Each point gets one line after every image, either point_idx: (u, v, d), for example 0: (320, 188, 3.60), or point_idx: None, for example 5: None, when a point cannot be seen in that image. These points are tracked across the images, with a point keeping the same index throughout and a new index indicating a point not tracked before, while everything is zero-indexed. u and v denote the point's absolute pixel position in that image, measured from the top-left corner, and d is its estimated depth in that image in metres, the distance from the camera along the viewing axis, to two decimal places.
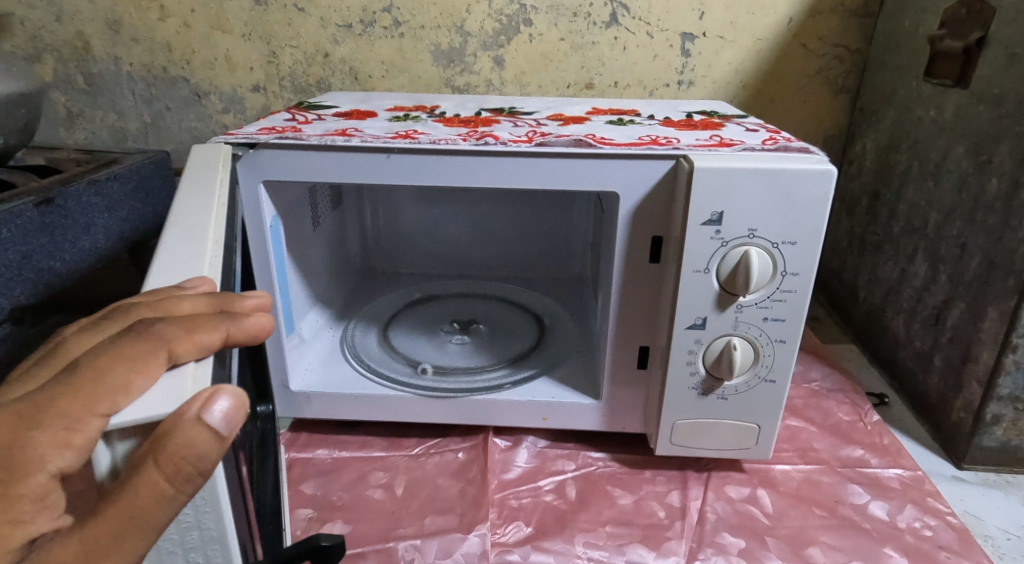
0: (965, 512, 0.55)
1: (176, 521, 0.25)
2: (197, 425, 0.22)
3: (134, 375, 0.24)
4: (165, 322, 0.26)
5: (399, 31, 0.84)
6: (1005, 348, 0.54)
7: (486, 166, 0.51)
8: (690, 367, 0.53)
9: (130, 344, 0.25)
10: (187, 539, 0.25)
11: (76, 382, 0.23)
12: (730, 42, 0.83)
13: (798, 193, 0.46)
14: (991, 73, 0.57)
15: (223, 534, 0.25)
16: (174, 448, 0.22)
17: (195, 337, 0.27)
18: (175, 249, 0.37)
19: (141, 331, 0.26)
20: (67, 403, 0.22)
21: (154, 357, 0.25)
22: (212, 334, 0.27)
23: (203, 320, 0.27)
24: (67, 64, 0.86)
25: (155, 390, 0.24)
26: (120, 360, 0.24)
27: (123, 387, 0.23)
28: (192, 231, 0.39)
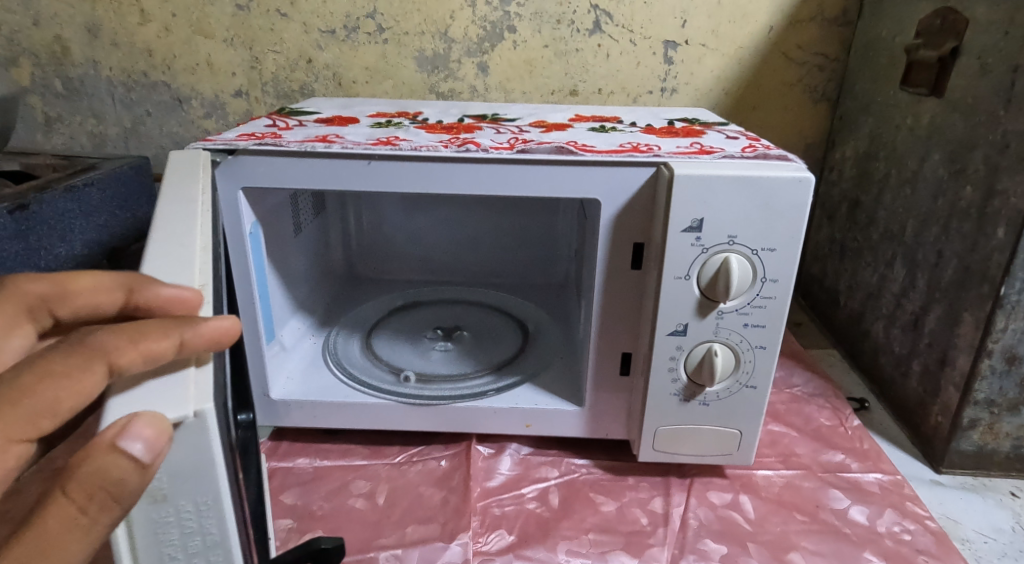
0: (943, 515, 0.56)
1: (176, 525, 0.25)
2: (110, 452, 0.22)
3: (61, 399, 0.23)
4: (100, 336, 0.25)
5: (383, 37, 0.84)
6: (981, 353, 0.55)
7: (468, 172, 0.51)
8: (671, 374, 0.53)
9: (59, 359, 0.24)
10: (187, 545, 0.26)
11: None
12: (712, 50, 0.83)
13: (776, 200, 0.47)
14: (964, 83, 0.58)
15: (225, 537, 0.26)
16: (83, 479, 0.22)
17: (141, 347, 0.26)
18: (166, 255, 0.37)
19: (75, 346, 0.25)
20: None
21: (88, 377, 0.24)
22: (162, 342, 0.26)
23: (151, 329, 0.26)
24: (45, 68, 0.85)
25: (163, 398, 0.25)
26: (47, 379, 0.23)
27: (50, 408, 0.23)
28: (180, 237, 0.39)
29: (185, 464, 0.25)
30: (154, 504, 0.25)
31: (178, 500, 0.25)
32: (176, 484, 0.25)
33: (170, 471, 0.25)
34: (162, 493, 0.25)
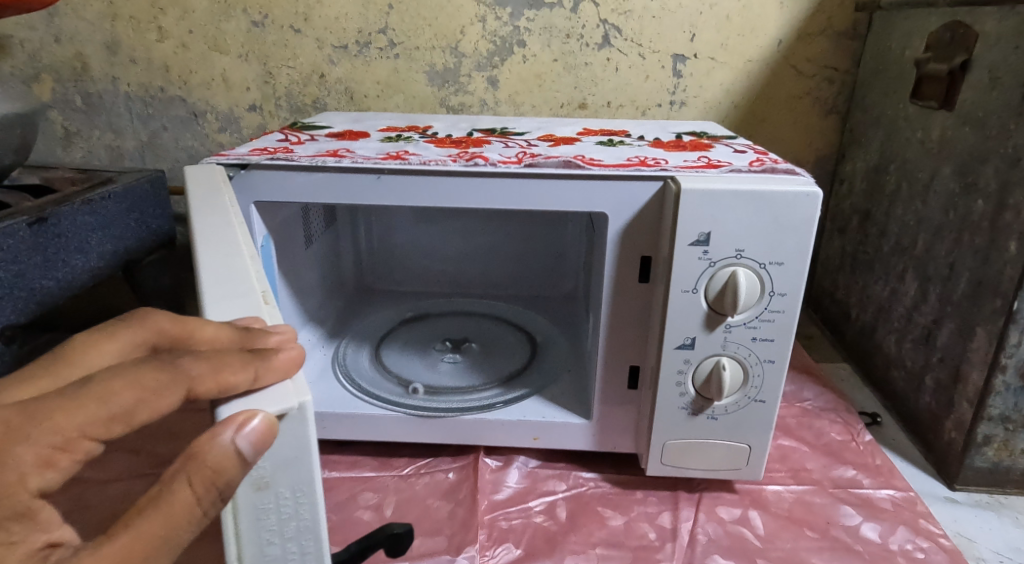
0: (957, 533, 0.55)
1: (274, 513, 0.25)
2: (223, 454, 0.22)
3: (136, 408, 0.23)
4: (197, 355, 0.25)
5: (394, 52, 0.85)
6: (994, 368, 0.54)
7: (475, 187, 0.51)
8: (679, 388, 0.53)
9: (147, 373, 0.24)
10: (285, 533, 0.25)
11: (85, 395, 0.23)
12: (721, 63, 0.84)
13: (783, 215, 0.47)
14: (975, 97, 0.58)
15: (318, 525, 0.26)
16: (204, 475, 0.23)
17: (220, 377, 0.25)
18: (216, 269, 0.34)
19: (168, 363, 0.25)
20: (66, 418, 0.23)
21: (163, 396, 0.24)
22: (239, 374, 0.25)
23: (235, 360, 0.26)
24: (65, 84, 0.87)
25: (268, 395, 0.25)
26: (132, 387, 0.24)
27: (124, 414, 0.23)
28: (225, 249, 0.36)
29: (286, 451, 0.24)
30: (258, 492, 0.24)
31: (280, 487, 0.24)
32: (279, 472, 0.24)
33: (270, 462, 0.24)
34: (266, 480, 0.24)
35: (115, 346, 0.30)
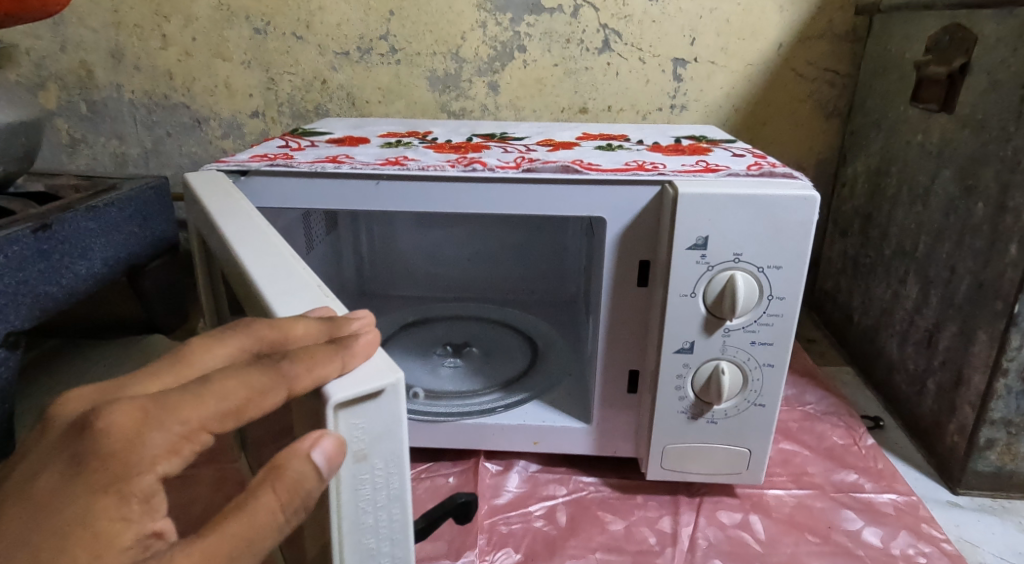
0: (960, 538, 0.55)
1: (369, 484, 0.26)
2: (303, 464, 0.23)
3: (246, 406, 0.23)
4: (292, 353, 0.25)
5: (396, 57, 0.86)
6: (996, 372, 0.54)
7: (472, 193, 0.52)
8: (678, 392, 0.53)
9: (254, 372, 0.24)
10: (378, 500, 0.26)
11: (202, 391, 0.23)
12: (721, 67, 0.84)
13: (782, 218, 0.47)
14: (974, 99, 0.58)
15: (405, 493, 0.27)
16: (289, 481, 0.23)
17: (315, 373, 0.24)
18: (262, 266, 0.33)
19: (268, 361, 0.24)
20: (187, 411, 0.22)
21: (269, 394, 0.24)
22: (329, 366, 0.25)
23: (321, 351, 0.25)
24: (71, 92, 0.88)
25: (360, 372, 0.25)
26: (242, 386, 0.23)
27: (237, 411, 0.23)
28: (268, 246, 0.36)
29: (381, 423, 0.25)
30: (357, 464, 0.25)
31: (376, 458, 0.25)
32: (375, 444, 0.25)
33: (367, 435, 0.25)
34: (364, 452, 0.25)
35: (228, 351, 0.27)
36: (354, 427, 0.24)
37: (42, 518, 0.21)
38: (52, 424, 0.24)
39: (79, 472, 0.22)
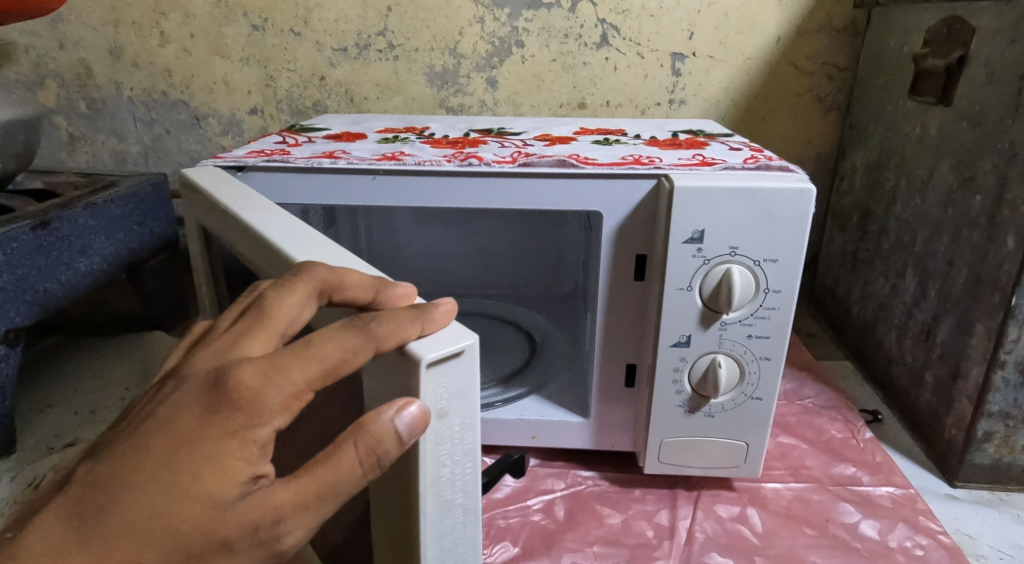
0: (958, 530, 0.55)
1: (449, 440, 0.27)
2: (386, 425, 0.25)
3: (341, 366, 0.25)
4: (378, 315, 0.26)
5: (394, 53, 0.86)
6: (993, 364, 0.54)
7: (468, 186, 0.52)
8: (676, 386, 0.53)
9: (346, 334, 0.25)
10: (455, 454, 0.28)
11: (304, 350, 0.25)
12: (720, 61, 0.84)
13: (780, 211, 0.47)
14: (972, 91, 0.57)
15: (476, 448, 0.29)
16: (371, 437, 0.25)
17: (399, 335, 0.26)
18: (295, 244, 0.35)
19: (359, 322, 0.26)
20: (296, 371, 0.24)
21: (364, 354, 0.25)
22: (411, 328, 0.27)
23: (402, 314, 0.27)
24: (69, 89, 0.88)
25: (438, 336, 0.27)
26: (337, 348, 0.25)
27: (335, 370, 0.25)
28: (297, 229, 0.37)
29: (460, 382, 0.27)
30: (439, 421, 0.27)
31: (454, 416, 0.27)
32: (455, 402, 0.27)
33: (448, 392, 0.27)
34: (445, 409, 0.27)
35: (298, 295, 0.28)
36: (437, 385, 0.26)
37: (180, 451, 0.23)
38: (184, 378, 0.26)
39: (215, 414, 0.24)
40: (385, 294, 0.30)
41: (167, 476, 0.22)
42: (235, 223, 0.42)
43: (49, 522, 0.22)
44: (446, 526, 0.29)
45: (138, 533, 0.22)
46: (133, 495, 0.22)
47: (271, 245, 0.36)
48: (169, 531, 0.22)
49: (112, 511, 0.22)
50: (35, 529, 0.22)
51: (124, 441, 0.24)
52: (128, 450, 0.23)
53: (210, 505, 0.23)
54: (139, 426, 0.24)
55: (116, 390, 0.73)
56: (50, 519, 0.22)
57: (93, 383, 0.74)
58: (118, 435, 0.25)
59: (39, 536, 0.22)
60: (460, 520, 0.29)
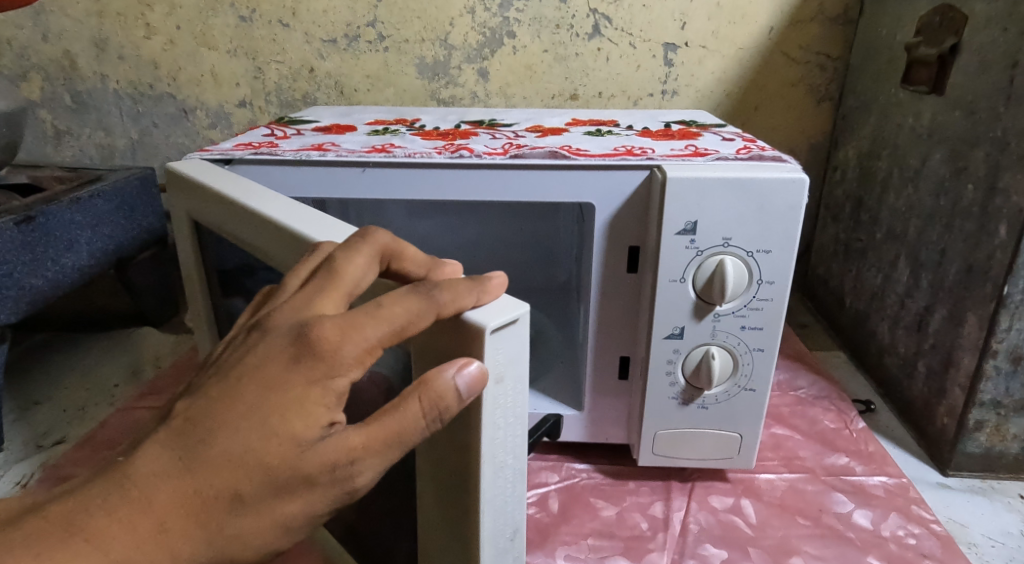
0: (949, 519, 0.55)
1: (504, 404, 0.28)
2: (449, 382, 0.25)
3: (408, 327, 0.25)
4: (438, 284, 0.27)
5: (384, 45, 0.85)
6: (985, 353, 0.54)
7: (459, 177, 0.51)
8: (669, 377, 0.53)
9: (412, 298, 0.26)
10: (508, 417, 0.29)
11: (376, 311, 0.25)
12: (712, 51, 0.83)
13: (771, 202, 0.46)
14: (965, 80, 0.57)
15: (525, 412, 0.30)
16: (435, 392, 0.25)
17: (459, 303, 0.27)
18: (313, 228, 0.35)
19: (423, 288, 0.27)
20: (369, 328, 0.24)
21: (426, 319, 0.26)
22: (469, 297, 0.28)
23: (460, 284, 0.28)
24: (54, 82, 0.87)
25: (492, 306, 0.28)
26: (405, 310, 0.25)
27: (402, 330, 0.25)
28: (313, 216, 0.38)
29: (514, 348, 0.28)
30: (497, 386, 0.28)
31: (509, 381, 0.28)
32: (510, 367, 0.28)
33: (504, 357, 0.28)
34: (502, 373, 0.28)
35: (365, 258, 0.29)
36: (496, 350, 0.27)
37: (270, 393, 0.23)
38: (268, 329, 0.25)
39: (301, 362, 0.24)
40: (437, 273, 0.33)
41: (256, 414, 0.23)
42: (243, 213, 0.41)
43: (153, 450, 0.23)
44: (499, 485, 0.30)
45: (233, 466, 0.22)
46: (229, 429, 0.22)
47: (287, 231, 0.36)
48: (260, 466, 0.22)
49: (213, 442, 0.22)
50: (141, 456, 0.22)
51: (216, 381, 0.24)
52: (221, 391, 0.23)
53: (295, 444, 0.23)
54: (229, 369, 0.24)
55: (105, 387, 0.73)
56: (154, 448, 0.23)
57: (82, 380, 0.74)
58: (212, 373, 0.25)
59: (146, 461, 0.22)
60: (510, 480, 0.31)
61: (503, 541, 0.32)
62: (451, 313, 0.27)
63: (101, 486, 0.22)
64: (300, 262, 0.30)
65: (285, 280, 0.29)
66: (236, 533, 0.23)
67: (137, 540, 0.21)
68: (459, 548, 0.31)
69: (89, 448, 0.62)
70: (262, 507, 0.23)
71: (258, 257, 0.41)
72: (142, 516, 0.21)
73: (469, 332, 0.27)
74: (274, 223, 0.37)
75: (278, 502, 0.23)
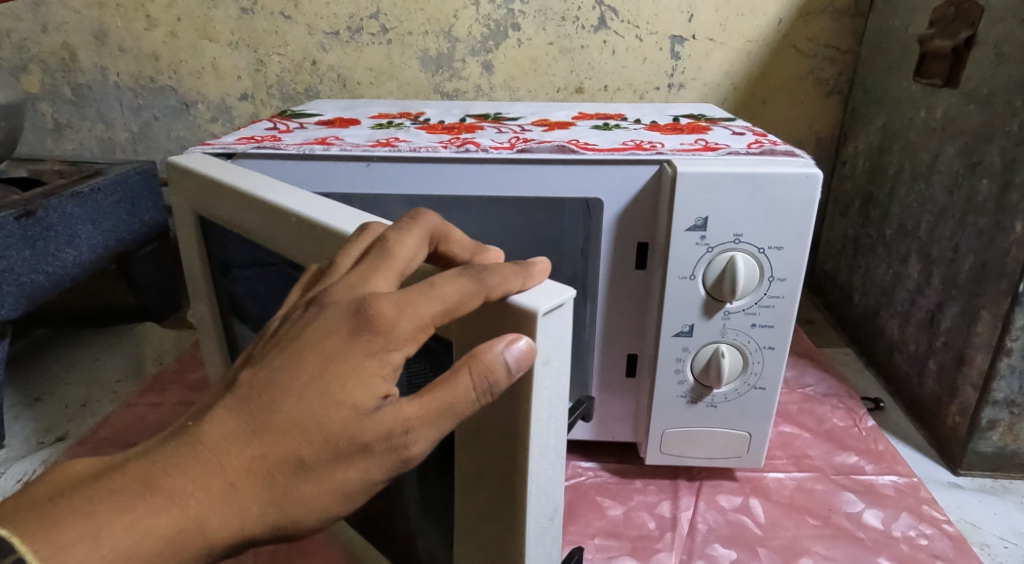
0: (961, 519, 0.54)
1: (549, 385, 0.29)
2: (497, 357, 0.25)
3: (459, 308, 0.26)
4: (486, 267, 0.27)
5: (387, 37, 0.84)
6: (999, 352, 0.53)
7: (465, 171, 0.50)
8: (678, 376, 0.52)
9: (462, 280, 0.26)
10: (552, 399, 0.29)
11: (429, 290, 0.25)
12: (720, 44, 0.82)
13: (784, 196, 0.45)
14: (981, 73, 0.56)
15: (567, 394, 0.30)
16: (485, 366, 0.25)
17: (506, 286, 0.27)
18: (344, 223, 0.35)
19: (473, 270, 0.27)
20: (423, 307, 0.25)
21: (475, 301, 0.26)
22: (515, 281, 0.28)
23: (507, 269, 0.28)
24: (54, 75, 0.86)
25: (539, 290, 0.28)
26: (456, 290, 0.26)
27: (452, 310, 0.26)
28: (340, 211, 0.37)
29: (560, 331, 0.28)
30: (543, 367, 0.28)
31: (555, 362, 0.28)
32: (556, 349, 0.28)
33: (550, 340, 0.28)
34: (549, 355, 0.28)
35: (415, 240, 0.29)
36: (544, 335, 0.27)
37: (331, 364, 0.23)
38: (326, 304, 0.25)
39: (360, 336, 0.24)
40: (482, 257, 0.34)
41: (319, 383, 0.23)
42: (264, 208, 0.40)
43: (220, 414, 0.23)
44: (541, 464, 0.30)
45: (296, 431, 0.22)
46: (293, 395, 0.23)
47: (319, 227, 0.36)
48: (321, 431, 0.22)
49: (277, 408, 0.22)
50: (210, 420, 0.23)
51: (278, 351, 0.24)
52: (284, 360, 0.24)
53: (353, 412, 0.23)
54: (290, 340, 0.24)
55: (107, 383, 0.72)
56: (220, 412, 0.23)
57: (83, 376, 0.73)
58: (270, 345, 0.25)
59: (216, 425, 0.22)
60: (551, 461, 0.31)
61: (543, 521, 0.32)
62: (498, 296, 0.27)
63: (172, 447, 0.22)
64: (349, 242, 0.30)
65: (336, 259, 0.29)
66: (299, 497, 0.23)
67: (210, 498, 0.21)
68: (503, 528, 0.32)
69: (90, 445, 0.61)
70: (324, 472, 0.23)
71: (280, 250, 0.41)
72: (213, 475, 0.22)
73: (519, 315, 0.27)
74: (303, 217, 0.37)
75: (338, 469, 0.23)
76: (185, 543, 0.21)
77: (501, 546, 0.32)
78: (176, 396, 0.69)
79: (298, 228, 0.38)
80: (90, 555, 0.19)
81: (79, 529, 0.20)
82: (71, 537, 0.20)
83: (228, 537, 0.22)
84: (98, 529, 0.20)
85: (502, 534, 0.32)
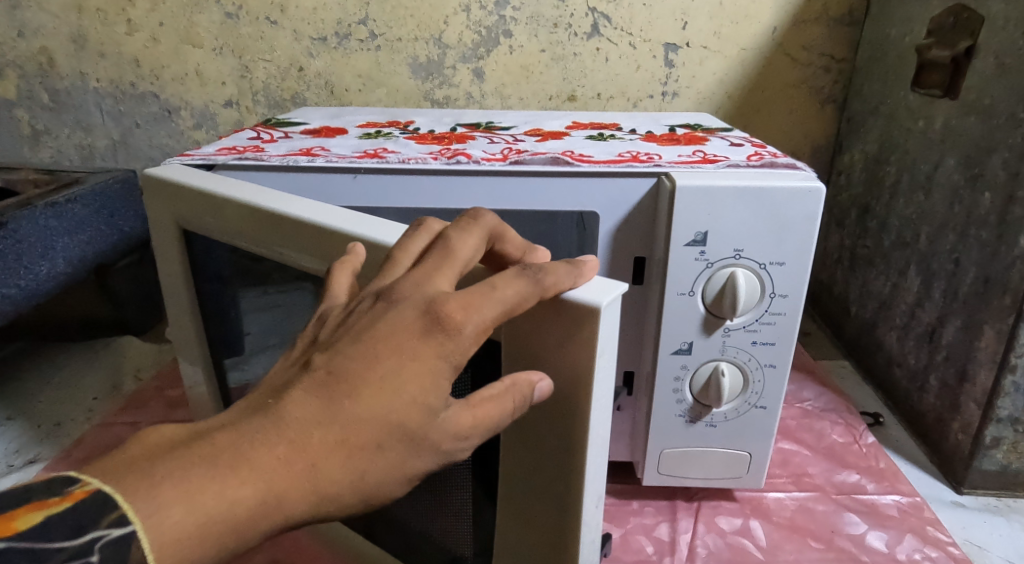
0: (966, 540, 0.53)
1: (603, 378, 0.28)
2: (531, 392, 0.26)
3: (516, 308, 0.25)
4: (541, 267, 0.26)
5: (376, 43, 0.82)
6: (1003, 369, 0.52)
7: (456, 185, 0.48)
8: (676, 395, 0.51)
9: (521, 281, 0.25)
10: (604, 393, 0.28)
11: (490, 291, 0.24)
12: (714, 52, 0.81)
13: (787, 213, 0.44)
14: (982, 83, 0.55)
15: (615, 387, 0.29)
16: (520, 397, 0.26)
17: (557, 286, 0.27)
18: (346, 223, 0.34)
19: (530, 270, 0.26)
20: (485, 309, 0.24)
21: (532, 301, 0.25)
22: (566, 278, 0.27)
23: (560, 267, 0.27)
24: (31, 80, 0.83)
25: (591, 285, 0.28)
26: (513, 291, 0.25)
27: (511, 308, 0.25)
28: (341, 212, 0.35)
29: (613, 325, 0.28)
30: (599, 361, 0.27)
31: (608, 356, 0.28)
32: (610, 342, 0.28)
33: (607, 334, 0.27)
34: (603, 349, 0.27)
35: (475, 240, 0.28)
36: (603, 329, 0.27)
37: (407, 361, 0.22)
38: (396, 301, 0.24)
39: (432, 335, 0.23)
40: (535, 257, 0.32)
41: (394, 380, 0.22)
42: (263, 217, 0.38)
43: (300, 395, 0.22)
44: (597, 455, 0.30)
45: (373, 421, 0.21)
46: (376, 384, 0.22)
47: (316, 228, 0.35)
48: (397, 425, 0.22)
49: (354, 397, 0.21)
50: (289, 401, 0.21)
51: (355, 338, 0.23)
52: (363, 350, 0.22)
53: (426, 411, 0.22)
54: (360, 333, 0.23)
55: (83, 401, 0.69)
56: (299, 393, 0.22)
57: (58, 394, 0.70)
58: (342, 332, 0.24)
59: (298, 406, 0.21)
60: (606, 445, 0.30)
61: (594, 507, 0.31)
62: (552, 295, 0.27)
63: (254, 422, 0.21)
64: (404, 238, 0.29)
65: (393, 256, 0.28)
66: (374, 483, 0.22)
67: (291, 478, 0.20)
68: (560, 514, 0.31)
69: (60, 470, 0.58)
70: (396, 461, 0.22)
71: (286, 262, 0.38)
72: (296, 455, 0.20)
73: (577, 311, 0.27)
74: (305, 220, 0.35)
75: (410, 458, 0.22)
76: (267, 515, 0.20)
77: (555, 536, 0.31)
78: (154, 415, 0.66)
79: (257, 227, 0.39)
80: (182, 518, 0.19)
81: (175, 489, 0.19)
82: (166, 501, 0.19)
83: (304, 515, 0.21)
84: (191, 492, 0.19)
85: (554, 524, 0.31)
